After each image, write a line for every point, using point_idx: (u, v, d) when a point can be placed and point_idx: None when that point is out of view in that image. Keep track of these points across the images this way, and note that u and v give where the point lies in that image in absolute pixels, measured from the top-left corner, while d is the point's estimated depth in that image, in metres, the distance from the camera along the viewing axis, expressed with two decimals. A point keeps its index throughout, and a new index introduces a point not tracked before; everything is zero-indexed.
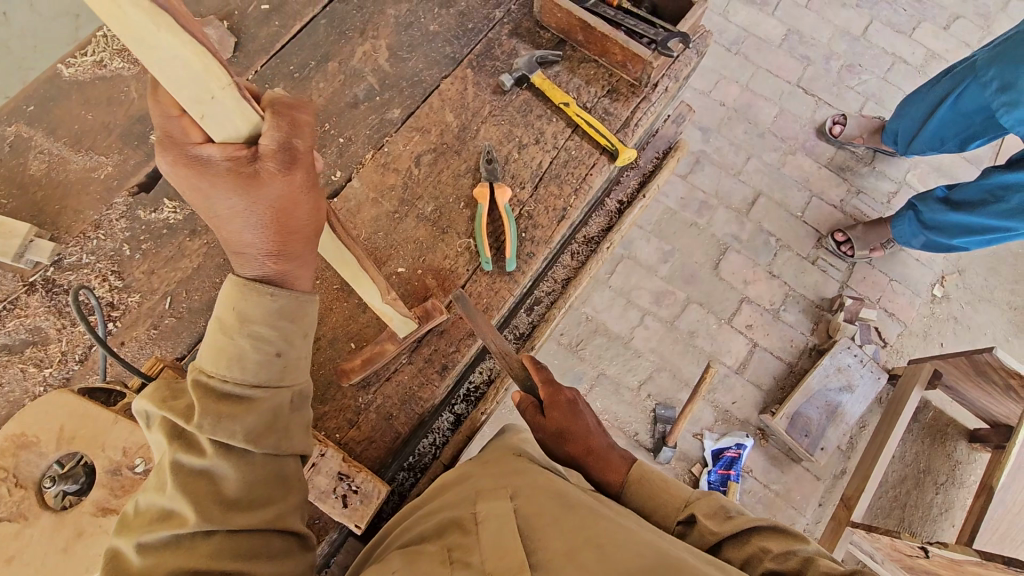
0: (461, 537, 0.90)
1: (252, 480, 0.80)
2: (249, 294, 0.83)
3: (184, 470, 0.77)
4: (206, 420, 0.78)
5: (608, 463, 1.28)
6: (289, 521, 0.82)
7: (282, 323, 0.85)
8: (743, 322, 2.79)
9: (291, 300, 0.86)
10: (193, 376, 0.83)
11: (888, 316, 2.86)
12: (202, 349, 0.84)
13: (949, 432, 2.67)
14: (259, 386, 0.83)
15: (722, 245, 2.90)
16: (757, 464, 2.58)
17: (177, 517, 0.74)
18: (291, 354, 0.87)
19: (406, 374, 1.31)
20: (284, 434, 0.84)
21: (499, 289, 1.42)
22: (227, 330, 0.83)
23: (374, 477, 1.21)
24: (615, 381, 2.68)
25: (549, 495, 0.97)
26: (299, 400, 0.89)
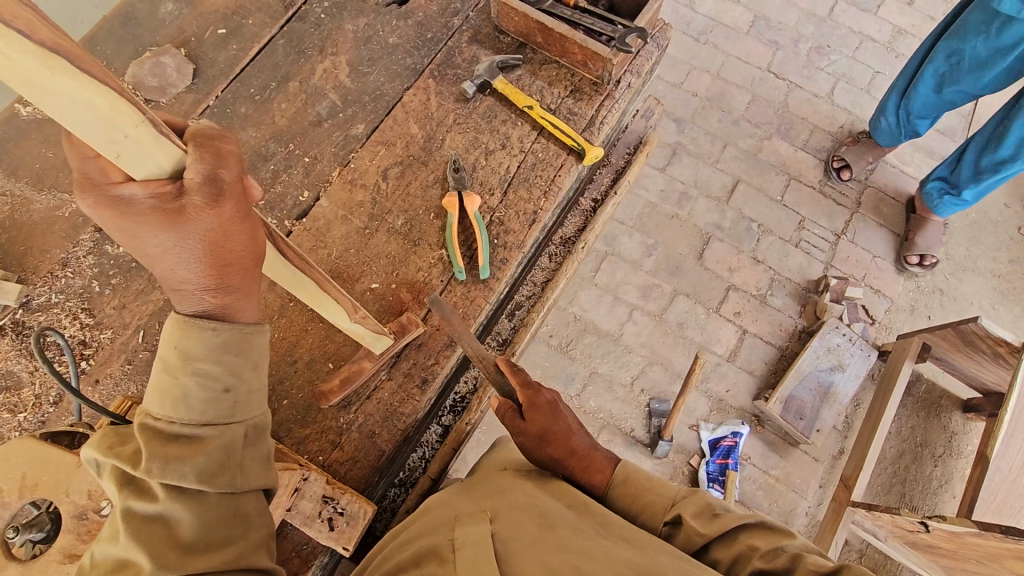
0: (438, 566, 0.89)
1: (208, 521, 0.79)
2: (190, 332, 0.82)
3: (136, 517, 0.76)
4: (155, 464, 0.77)
5: (591, 464, 1.30)
6: (251, 558, 0.80)
7: (228, 357, 0.84)
8: (731, 310, 2.79)
9: (236, 334, 0.85)
10: (140, 420, 0.82)
11: (874, 292, 2.86)
12: (147, 392, 0.83)
13: (943, 404, 2.67)
14: (210, 423, 0.83)
15: (705, 234, 2.91)
16: (755, 450, 2.57)
17: (131, 566, 0.73)
18: (241, 388, 0.86)
19: (386, 391, 1.30)
20: (240, 469, 0.83)
21: (474, 297, 1.41)
22: (170, 371, 0.82)
23: (359, 497, 1.20)
24: (608, 379, 2.67)
25: (528, 517, 0.99)
26: (255, 433, 0.88)
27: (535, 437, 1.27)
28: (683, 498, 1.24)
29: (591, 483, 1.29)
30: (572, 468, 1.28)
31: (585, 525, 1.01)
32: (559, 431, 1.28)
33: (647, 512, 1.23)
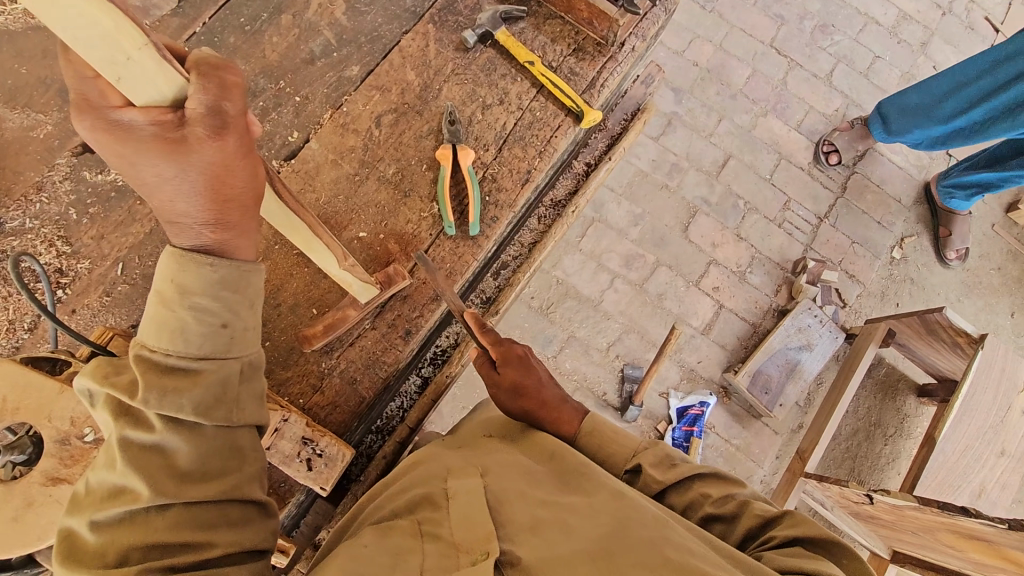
0: (432, 511, 1.00)
1: (205, 452, 0.78)
2: (187, 266, 0.80)
3: (132, 446, 0.75)
4: (152, 394, 0.76)
5: (561, 417, 1.34)
6: (246, 491, 0.81)
7: (224, 293, 0.82)
8: (710, 284, 2.84)
9: (233, 270, 0.84)
10: (134, 351, 0.80)
11: (848, 277, 2.94)
12: (141, 324, 0.81)
13: (899, 387, 2.81)
14: (206, 357, 0.81)
15: (692, 207, 2.93)
16: (720, 420, 2.67)
17: (130, 493, 0.73)
18: (237, 325, 0.84)
19: (369, 339, 1.31)
20: (236, 404, 0.83)
21: (462, 253, 1.40)
22: (167, 304, 0.80)
23: (338, 441, 1.22)
24: (585, 343, 2.72)
25: (512, 473, 1.09)
26: (250, 370, 0.87)
27: (509, 391, 1.35)
28: (643, 449, 1.27)
29: (560, 430, 1.32)
30: (544, 420, 1.33)
31: (567, 478, 1.08)
32: (531, 385, 1.35)
33: (609, 461, 1.27)
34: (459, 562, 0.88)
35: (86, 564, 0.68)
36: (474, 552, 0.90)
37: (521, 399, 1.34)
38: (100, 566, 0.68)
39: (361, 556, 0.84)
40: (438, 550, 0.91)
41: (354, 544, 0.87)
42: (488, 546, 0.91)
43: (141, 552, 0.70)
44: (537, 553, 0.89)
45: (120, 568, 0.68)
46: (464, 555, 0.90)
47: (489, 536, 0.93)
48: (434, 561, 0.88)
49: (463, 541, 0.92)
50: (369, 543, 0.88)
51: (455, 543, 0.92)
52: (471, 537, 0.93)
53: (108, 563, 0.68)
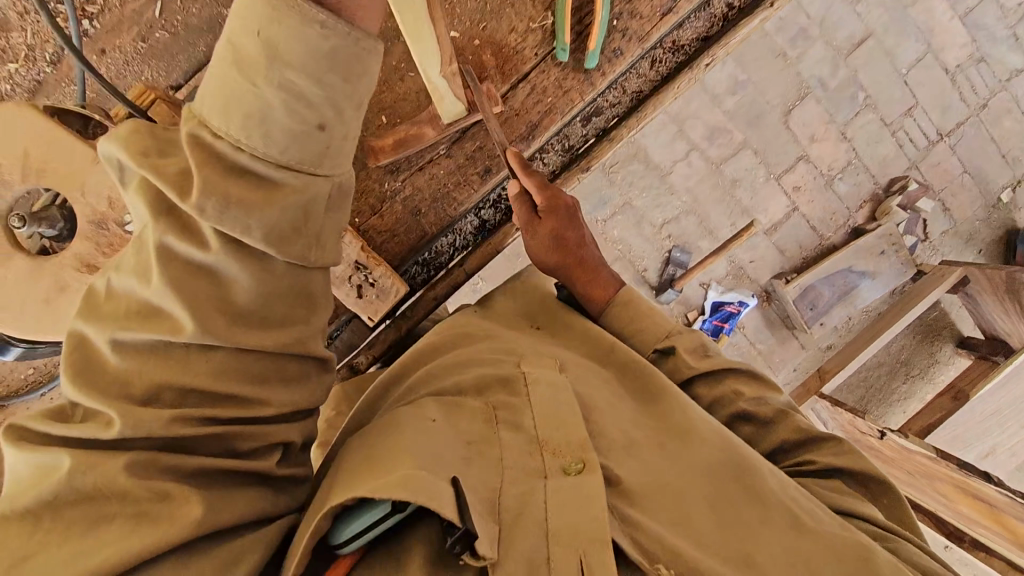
0: (508, 396, 0.96)
1: (268, 291, 0.61)
2: (283, 18, 0.53)
3: (175, 260, 0.57)
4: (211, 203, 0.54)
5: (595, 278, 1.24)
6: (309, 345, 0.67)
7: (329, 77, 0.56)
8: (792, 182, 2.55)
9: (347, 43, 0.56)
10: (189, 129, 0.56)
11: (942, 210, 2.63)
12: (205, 91, 0.57)
13: (942, 334, 2.70)
14: (289, 167, 0.58)
15: (803, 88, 2.50)
16: (752, 322, 2.61)
17: (168, 321, 0.57)
18: (338, 130, 0.59)
19: (441, 168, 1.12)
20: (316, 239, 0.62)
21: (568, 89, 1.13)
22: (249, 72, 0.55)
23: (393, 274, 1.11)
24: (640, 215, 2.49)
25: (588, 373, 1.07)
26: (337, 199, 0.64)
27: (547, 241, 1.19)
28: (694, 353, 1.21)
29: (590, 292, 1.24)
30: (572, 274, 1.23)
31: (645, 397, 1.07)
32: (571, 239, 1.21)
33: (640, 338, 1.20)
34: (545, 460, 0.87)
35: (108, 393, 0.56)
36: (564, 456, 0.88)
37: (557, 253, 1.21)
38: (127, 399, 0.56)
39: (439, 437, 0.82)
40: (522, 442, 0.89)
41: (427, 420, 0.85)
42: (582, 453, 0.88)
43: (179, 394, 0.58)
44: (634, 480, 0.91)
45: (153, 409, 0.57)
46: (551, 456, 0.88)
47: (584, 443, 0.89)
48: (523, 455, 0.87)
49: (550, 441, 0.90)
50: (439, 420, 0.86)
51: (537, 438, 0.90)
52: (562, 440, 0.90)
53: (134, 398, 0.57)
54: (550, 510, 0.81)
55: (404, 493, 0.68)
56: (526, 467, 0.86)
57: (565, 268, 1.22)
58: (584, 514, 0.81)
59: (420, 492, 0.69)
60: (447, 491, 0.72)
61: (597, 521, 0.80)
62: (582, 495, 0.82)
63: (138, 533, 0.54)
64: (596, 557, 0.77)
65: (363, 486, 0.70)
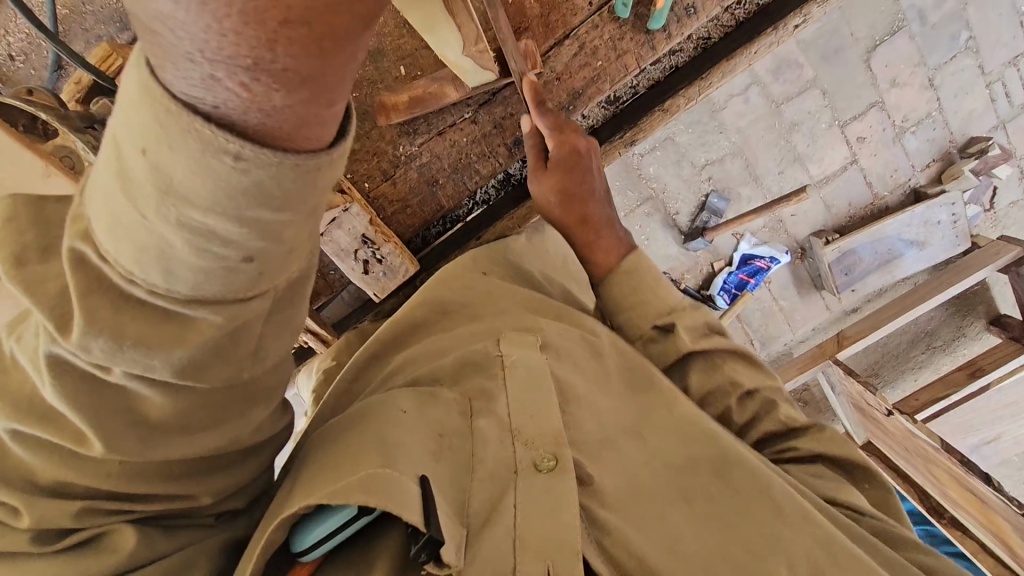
0: (483, 381, 0.83)
1: (188, 405, 0.47)
2: (176, 142, 0.34)
3: (70, 374, 0.43)
4: (98, 343, 0.39)
5: (596, 242, 1.07)
6: (246, 439, 0.56)
7: (258, 213, 0.37)
8: (857, 132, 2.28)
9: (281, 174, 0.36)
10: (71, 241, 0.39)
11: (1018, 177, 2.38)
12: (95, 186, 0.39)
13: (977, 309, 2.53)
14: (207, 302, 0.40)
15: (898, 21, 2.16)
16: (781, 278, 2.47)
17: (73, 434, 0.45)
18: (278, 257, 0.41)
19: (464, 135, 1.02)
20: (252, 356, 0.47)
21: (621, 52, 1.00)
22: (134, 196, 0.36)
23: (404, 252, 1.04)
24: (682, 152, 2.23)
25: (580, 345, 0.95)
26: (286, 299, 0.45)
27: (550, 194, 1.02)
28: (696, 336, 1.06)
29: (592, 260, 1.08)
30: (574, 239, 1.07)
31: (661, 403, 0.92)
32: (583, 189, 1.04)
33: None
34: (515, 452, 0.75)
35: (12, 487, 0.48)
36: (538, 449, 0.75)
37: (561, 209, 1.04)
38: (31, 491, 0.48)
39: (405, 430, 0.70)
40: (494, 432, 0.76)
41: (392, 409, 0.72)
42: (556, 446, 0.75)
43: (87, 489, 0.50)
44: (613, 479, 0.78)
45: (59, 502, 0.49)
46: (523, 447, 0.75)
47: (560, 435, 0.76)
48: (492, 450, 0.74)
49: (525, 432, 0.76)
50: (409, 411, 0.73)
51: (509, 427, 0.77)
52: (536, 431, 0.77)
53: (41, 488, 0.49)
54: (518, 510, 0.69)
55: (360, 496, 0.59)
56: (493, 462, 0.73)
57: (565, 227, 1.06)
58: (551, 523, 0.68)
59: (382, 496, 0.59)
60: (414, 493, 0.61)
61: (570, 528, 0.68)
62: (550, 501, 0.70)
63: (78, 564, 0.53)
64: (565, 563, 0.66)
65: (316, 496, 0.60)
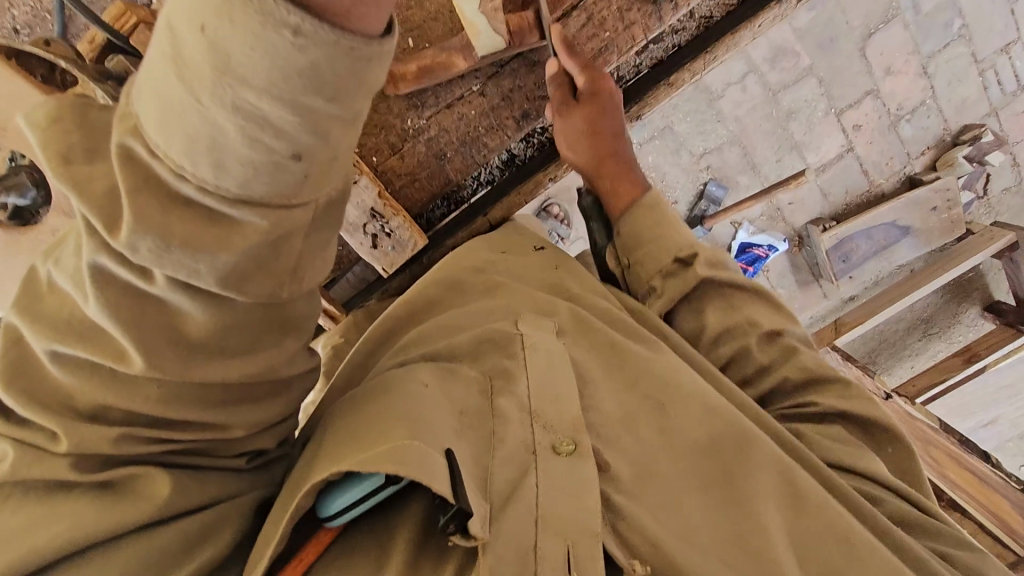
0: (502, 360, 0.82)
1: (231, 322, 0.48)
2: (238, 15, 0.35)
3: (113, 284, 0.44)
4: (147, 241, 0.40)
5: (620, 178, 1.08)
6: (281, 369, 0.56)
7: (310, 100, 0.38)
8: (853, 120, 2.30)
9: (336, 57, 0.38)
10: (120, 139, 0.40)
11: (1011, 164, 2.41)
12: (144, 84, 0.39)
13: (972, 295, 2.55)
14: (254, 203, 0.41)
15: (891, 9, 2.19)
16: (778, 266, 2.48)
17: (111, 345, 0.46)
18: (323, 161, 0.42)
19: (472, 105, 1.03)
20: (292, 275, 0.48)
21: (628, 23, 1.01)
22: (189, 80, 0.37)
23: (412, 226, 1.04)
24: (680, 140, 2.25)
25: (596, 328, 0.93)
26: (324, 218, 0.47)
27: (580, 131, 1.01)
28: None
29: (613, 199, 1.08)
30: (600, 181, 1.08)
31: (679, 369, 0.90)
32: (608, 127, 1.04)
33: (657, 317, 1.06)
34: (534, 433, 0.74)
35: (50, 410, 0.49)
36: (556, 432, 0.75)
37: (590, 142, 1.03)
38: (70, 416, 0.49)
39: (431, 404, 0.70)
40: (516, 413, 0.75)
41: (416, 384, 0.72)
42: (575, 431, 0.75)
43: (124, 414, 0.51)
44: (628, 462, 0.77)
45: (98, 427, 0.50)
46: (541, 429, 0.75)
47: (580, 419, 0.76)
48: (513, 429, 0.74)
49: (544, 414, 0.76)
50: (430, 386, 0.73)
51: (530, 408, 0.76)
52: (557, 413, 0.76)
53: (81, 414, 0.50)
54: (542, 491, 0.69)
55: (390, 467, 0.59)
56: (514, 442, 0.73)
57: (596, 167, 1.06)
58: (569, 498, 0.69)
59: (412, 468, 0.59)
60: (442, 468, 0.61)
61: (590, 509, 0.68)
62: (573, 482, 0.70)
63: (113, 507, 0.53)
64: (584, 546, 0.66)
65: (347, 463, 0.60)
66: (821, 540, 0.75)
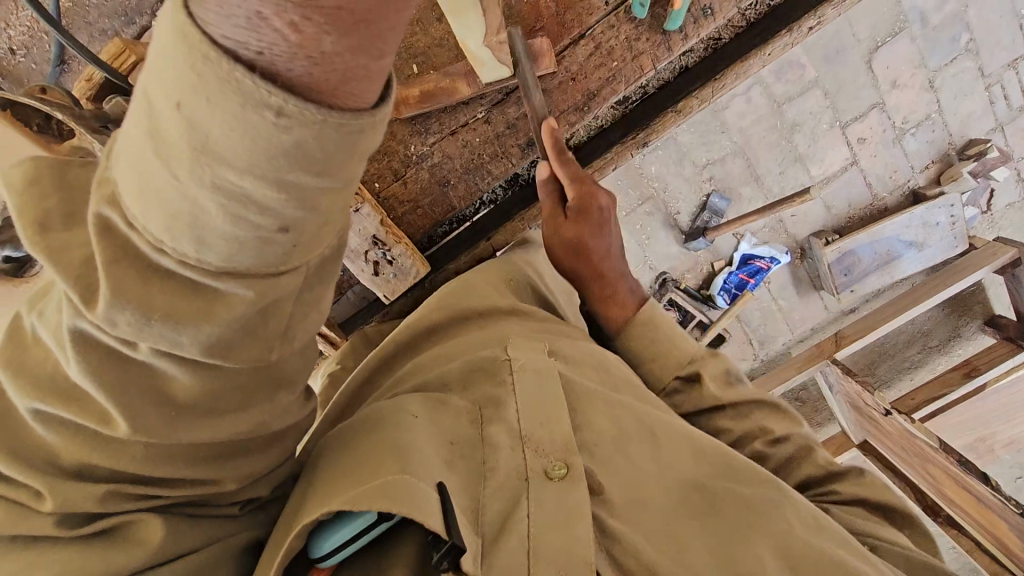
0: (492, 387, 0.80)
1: (218, 385, 0.46)
2: (216, 95, 0.33)
3: (95, 350, 0.42)
4: (126, 315, 0.39)
5: (612, 295, 1.10)
6: (272, 423, 0.54)
7: (296, 176, 0.37)
8: (857, 133, 2.29)
9: (323, 134, 0.36)
10: (97, 207, 0.39)
11: (1015, 179, 2.40)
12: (122, 153, 0.38)
13: (973, 310, 2.55)
14: (238, 274, 0.40)
15: (899, 22, 2.17)
16: (779, 278, 2.47)
17: (92, 409, 0.45)
18: (312, 230, 0.41)
19: (478, 134, 1.02)
20: (281, 337, 0.47)
21: (638, 51, 1.00)
22: (166, 155, 0.36)
23: (415, 255, 1.03)
24: (683, 151, 2.23)
25: (588, 360, 0.92)
26: (314, 277, 0.45)
27: (563, 242, 1.07)
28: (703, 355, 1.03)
29: (606, 313, 1.11)
30: (591, 290, 1.11)
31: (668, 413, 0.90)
32: (596, 248, 1.08)
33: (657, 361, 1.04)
34: (526, 458, 0.73)
35: (32, 468, 0.47)
36: (548, 456, 0.73)
37: (578, 262, 1.09)
38: (53, 473, 0.48)
39: (422, 436, 0.69)
40: (506, 440, 0.74)
41: (404, 416, 0.70)
42: (567, 454, 0.73)
43: (110, 472, 0.49)
44: (624, 486, 0.75)
45: (85, 485, 0.48)
46: (533, 454, 0.73)
47: (571, 440, 0.74)
48: (504, 458, 0.72)
49: (534, 437, 0.74)
50: (420, 417, 0.72)
51: (520, 434, 0.75)
52: (547, 437, 0.75)
53: (64, 470, 0.48)
54: (534, 511, 0.68)
55: (383, 503, 0.57)
56: (505, 471, 0.71)
57: (583, 279, 1.10)
58: (557, 534, 0.67)
59: (405, 504, 0.57)
60: (435, 502, 0.59)
61: (580, 540, 0.67)
62: (564, 512, 0.68)
63: (105, 556, 0.52)
64: None
65: (335, 502, 0.58)
66: (809, 560, 0.73)
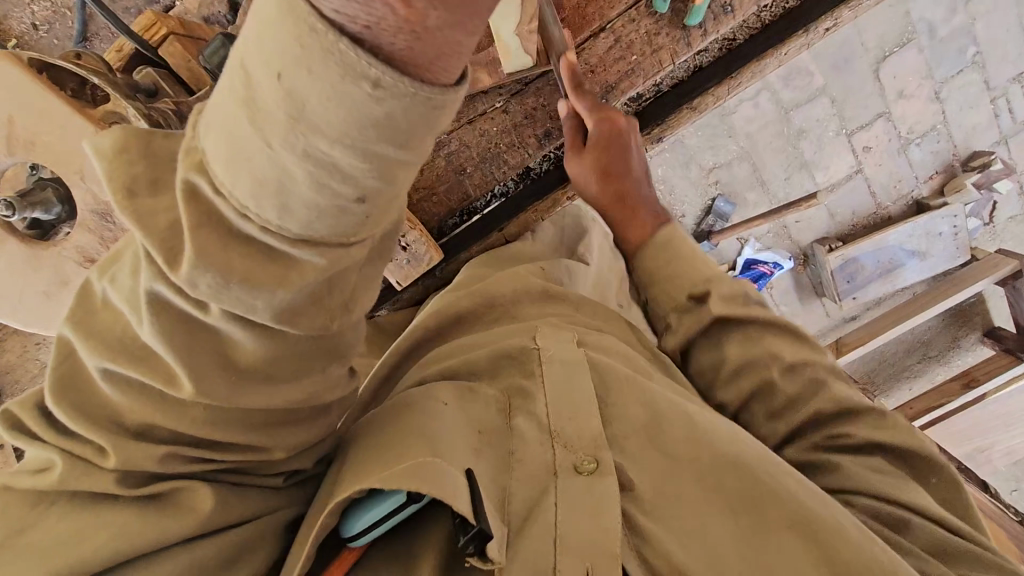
0: (521, 379, 0.81)
1: (280, 355, 0.47)
2: (317, 64, 0.34)
3: (168, 313, 0.43)
4: (207, 278, 0.40)
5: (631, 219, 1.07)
6: (322, 398, 0.55)
7: (382, 148, 0.37)
8: (863, 141, 2.30)
9: (412, 107, 0.36)
10: (186, 174, 0.40)
11: (1018, 192, 2.41)
12: (211, 124, 0.39)
13: (973, 321, 2.55)
14: (314, 243, 0.41)
15: (907, 33, 2.20)
16: (782, 284, 2.48)
17: (160, 373, 0.45)
18: (384, 201, 0.41)
19: (498, 125, 1.04)
20: (343, 307, 0.48)
21: (657, 46, 1.01)
22: (261, 125, 0.37)
23: (429, 240, 1.03)
24: (690, 154, 2.24)
25: (618, 354, 0.90)
26: (376, 251, 0.47)
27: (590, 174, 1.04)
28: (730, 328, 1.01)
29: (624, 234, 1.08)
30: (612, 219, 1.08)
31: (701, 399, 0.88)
32: (620, 172, 1.04)
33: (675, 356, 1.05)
34: (556, 454, 0.72)
35: (97, 426, 0.48)
36: (577, 451, 0.72)
37: (603, 186, 1.05)
38: (118, 432, 0.49)
39: (449, 426, 0.69)
40: (534, 432, 0.74)
41: (435, 403, 0.71)
42: (596, 449, 0.73)
43: (169, 435, 0.50)
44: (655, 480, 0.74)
45: (143, 446, 0.49)
46: (562, 449, 0.72)
47: (600, 438, 0.74)
48: (533, 450, 0.72)
49: (563, 433, 0.74)
50: (450, 404, 0.72)
51: (549, 428, 0.74)
52: (575, 432, 0.74)
53: (127, 430, 0.49)
54: (562, 511, 0.67)
55: (412, 484, 0.57)
56: (534, 463, 0.71)
57: (603, 205, 1.06)
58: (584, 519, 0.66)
59: (433, 482, 0.58)
60: (461, 485, 0.59)
61: (609, 532, 0.66)
62: (594, 502, 0.68)
63: (158, 522, 0.53)
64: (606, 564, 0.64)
65: (372, 477, 0.58)
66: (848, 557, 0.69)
